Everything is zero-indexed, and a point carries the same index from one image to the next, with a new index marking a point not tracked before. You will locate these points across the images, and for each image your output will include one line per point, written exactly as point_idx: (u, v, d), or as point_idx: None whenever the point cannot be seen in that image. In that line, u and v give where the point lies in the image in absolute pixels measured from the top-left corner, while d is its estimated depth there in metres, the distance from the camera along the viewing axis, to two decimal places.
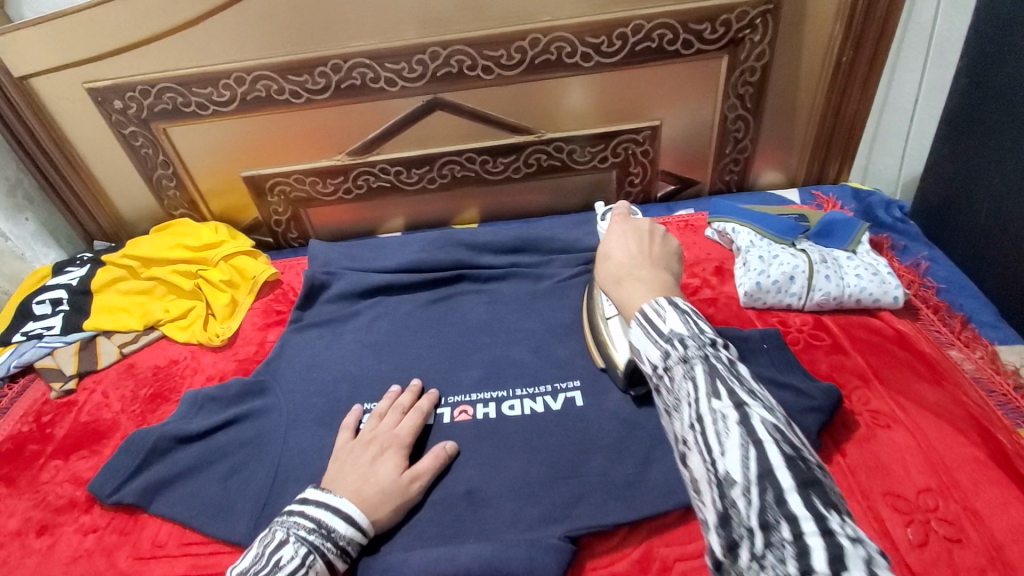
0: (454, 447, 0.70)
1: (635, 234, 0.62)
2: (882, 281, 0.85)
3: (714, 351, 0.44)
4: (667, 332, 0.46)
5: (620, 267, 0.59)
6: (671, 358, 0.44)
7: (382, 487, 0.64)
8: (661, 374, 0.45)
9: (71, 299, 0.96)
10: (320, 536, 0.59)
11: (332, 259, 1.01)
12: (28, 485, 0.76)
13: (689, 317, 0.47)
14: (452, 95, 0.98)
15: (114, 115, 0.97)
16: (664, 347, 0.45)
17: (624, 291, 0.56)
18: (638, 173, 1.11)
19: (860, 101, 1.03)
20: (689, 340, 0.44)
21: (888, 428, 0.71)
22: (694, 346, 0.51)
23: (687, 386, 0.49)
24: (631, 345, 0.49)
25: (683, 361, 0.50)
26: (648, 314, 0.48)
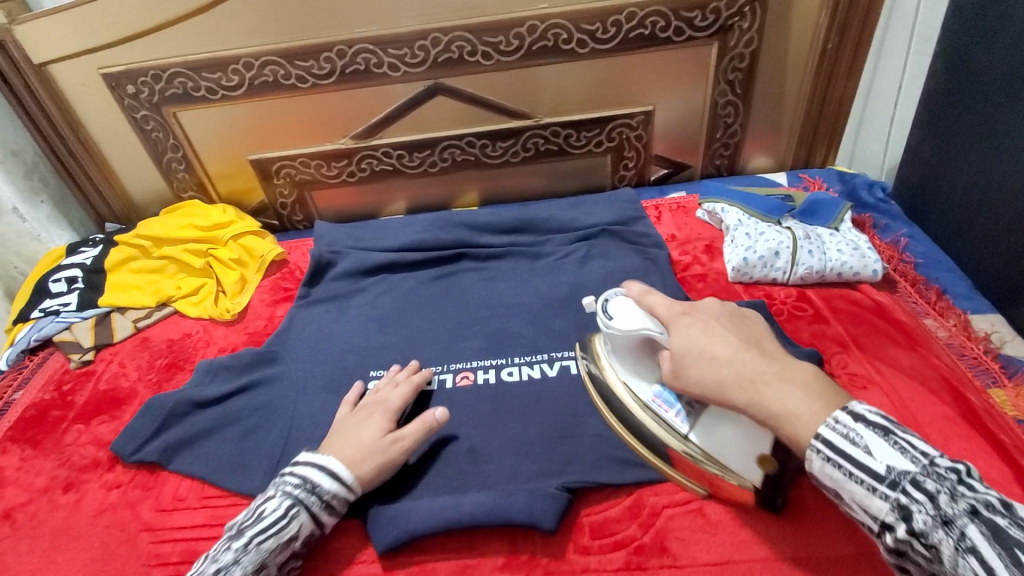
0: (444, 412, 0.69)
1: (706, 325, 0.58)
2: (862, 255, 0.90)
3: (970, 496, 0.43)
4: (887, 473, 0.46)
5: (726, 375, 0.54)
6: (907, 510, 0.44)
7: (364, 448, 0.66)
8: (907, 537, 0.44)
9: (86, 276, 0.99)
10: (304, 491, 0.62)
11: (338, 239, 1.05)
12: (54, 446, 0.80)
13: (892, 437, 0.47)
14: (453, 80, 1.02)
15: (127, 100, 1.01)
16: (889, 499, 0.45)
17: (777, 402, 0.51)
18: (632, 157, 1.15)
19: (844, 87, 1.07)
20: (936, 491, 0.44)
21: (865, 389, 0.76)
22: (852, 411, 0.49)
23: (861, 457, 0.47)
24: (828, 485, 0.49)
25: (845, 426, 0.48)
26: (833, 438, 0.48)
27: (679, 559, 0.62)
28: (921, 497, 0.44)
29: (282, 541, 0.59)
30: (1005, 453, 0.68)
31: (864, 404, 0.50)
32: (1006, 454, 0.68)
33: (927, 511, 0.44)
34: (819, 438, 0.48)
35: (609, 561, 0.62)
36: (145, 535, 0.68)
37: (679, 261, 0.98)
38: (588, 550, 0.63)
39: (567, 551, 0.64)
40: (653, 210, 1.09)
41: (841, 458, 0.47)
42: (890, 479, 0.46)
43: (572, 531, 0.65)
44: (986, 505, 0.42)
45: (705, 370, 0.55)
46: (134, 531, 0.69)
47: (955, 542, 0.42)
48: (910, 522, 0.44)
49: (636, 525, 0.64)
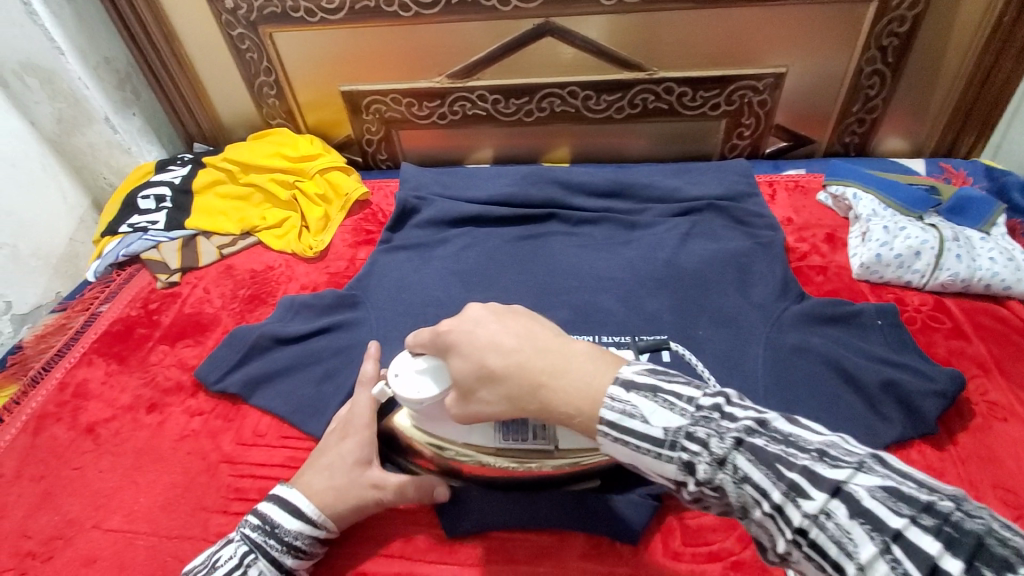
0: (443, 489, 0.61)
1: (484, 341, 0.47)
2: (1020, 268, 0.78)
3: (729, 428, 0.39)
4: (663, 436, 0.40)
5: (502, 398, 0.46)
6: (690, 464, 0.39)
7: (339, 485, 0.60)
8: (697, 489, 0.40)
9: (174, 196, 0.99)
10: (262, 534, 0.58)
11: (423, 185, 1.00)
12: (138, 364, 0.81)
13: (659, 395, 0.41)
14: (566, 21, 0.92)
15: (224, 16, 0.97)
16: (679, 457, 0.40)
17: (569, 405, 0.43)
18: (749, 125, 1.03)
19: (1017, 66, 0.91)
20: (708, 434, 0.39)
21: (1008, 422, 0.66)
22: (620, 380, 0.42)
23: (638, 427, 0.41)
24: (623, 459, 0.43)
25: (619, 401, 0.42)
26: (613, 420, 0.41)
27: None
28: (697, 448, 0.39)
29: None
30: None
31: (634, 364, 0.44)
32: None
33: (704, 458, 0.39)
34: (601, 421, 0.42)
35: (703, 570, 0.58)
36: (225, 466, 0.69)
37: (794, 248, 0.88)
38: (679, 556, 0.59)
39: (654, 554, 0.60)
40: (767, 187, 0.99)
41: (623, 433, 0.41)
42: (668, 440, 0.40)
43: (659, 533, 0.61)
44: (746, 430, 0.39)
45: (484, 395, 0.48)
46: (214, 461, 0.70)
47: (732, 477, 0.38)
48: (694, 474, 0.39)
49: (734, 538, 0.60)
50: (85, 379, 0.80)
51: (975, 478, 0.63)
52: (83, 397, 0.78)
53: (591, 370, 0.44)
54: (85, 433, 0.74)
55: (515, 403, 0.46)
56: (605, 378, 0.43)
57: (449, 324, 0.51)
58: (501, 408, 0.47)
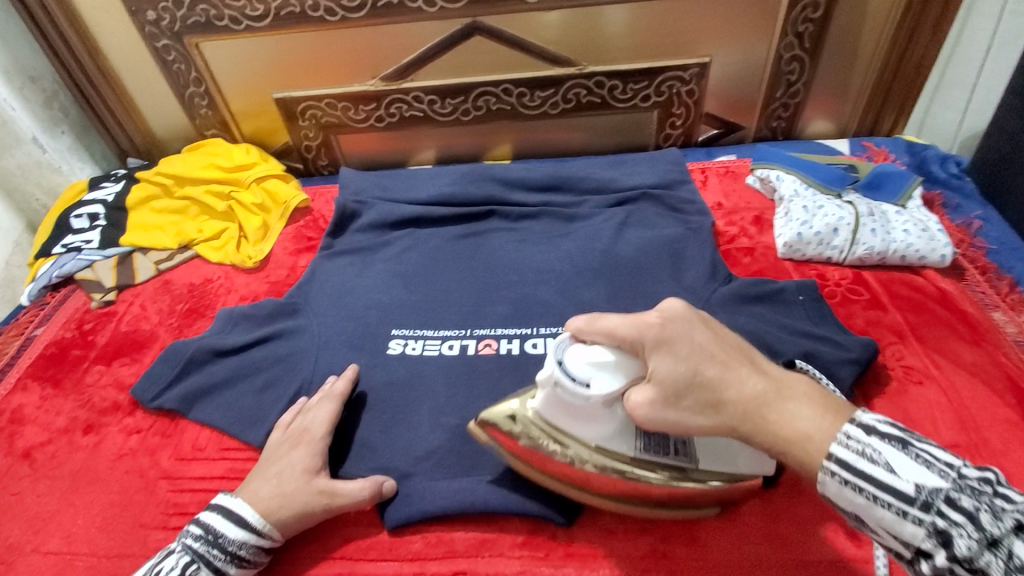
0: (392, 486, 0.64)
1: (698, 348, 0.46)
2: (931, 238, 0.82)
3: (992, 508, 0.38)
4: (916, 495, 0.40)
5: (706, 409, 0.46)
6: (945, 534, 0.38)
7: (287, 492, 0.61)
8: (945, 564, 0.38)
9: (108, 214, 0.97)
10: (205, 544, 0.58)
11: (363, 188, 1.00)
12: (73, 386, 0.80)
13: (912, 450, 0.41)
14: (493, 20, 0.94)
15: (147, 27, 0.95)
16: (926, 521, 0.39)
17: (783, 425, 0.44)
18: (680, 114, 1.06)
19: (928, 46, 0.95)
20: (958, 504, 0.38)
21: (921, 384, 0.70)
22: (861, 423, 0.43)
23: (882, 477, 0.41)
24: (846, 509, 0.42)
25: (858, 442, 0.42)
26: (849, 460, 0.42)
27: (707, 550, 0.59)
28: (959, 519, 0.38)
29: None
30: None
31: (869, 412, 0.44)
32: None
33: (965, 533, 0.37)
34: (832, 458, 0.42)
35: (635, 546, 0.60)
36: (164, 483, 0.69)
37: (724, 232, 0.91)
38: (613, 533, 0.61)
39: (590, 535, 0.62)
40: (699, 174, 1.02)
41: (860, 479, 0.41)
42: (920, 500, 0.39)
43: (595, 513, 0.63)
44: None
45: (684, 395, 0.46)
46: (153, 477, 0.69)
47: (1003, 562, 0.36)
48: (948, 547, 0.38)
49: None
50: (19, 405, 0.79)
51: None
52: (17, 424, 0.77)
53: (825, 407, 0.45)
54: (19, 458, 0.73)
55: (738, 416, 0.45)
56: (838, 418, 0.44)
57: (659, 317, 0.48)
58: (702, 421, 0.46)
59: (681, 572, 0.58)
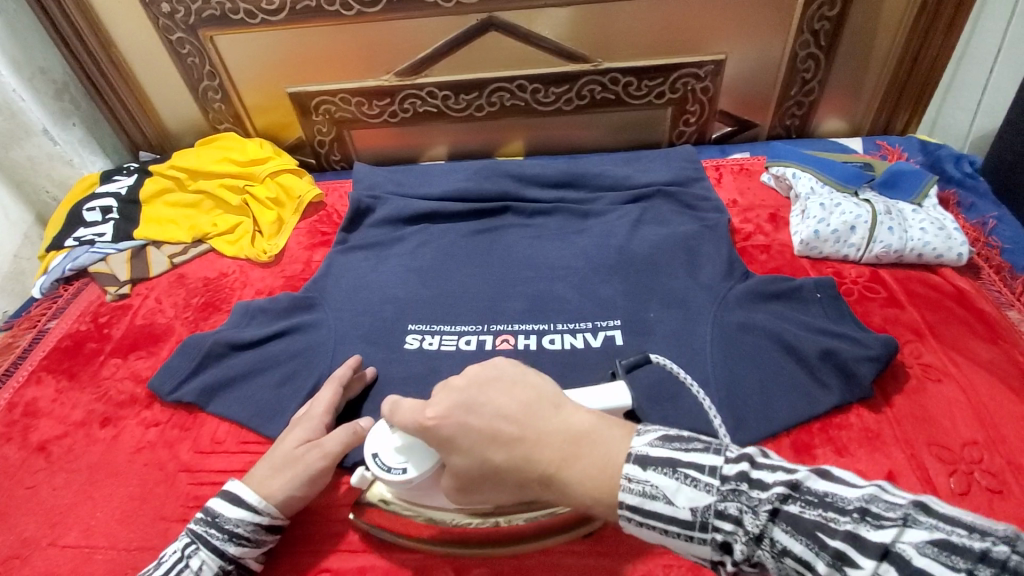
0: (370, 422, 0.64)
1: (481, 429, 0.44)
2: (947, 236, 0.82)
3: (746, 510, 0.38)
4: (693, 517, 0.39)
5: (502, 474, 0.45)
6: (726, 544, 0.39)
7: (283, 463, 0.62)
8: (737, 564, 0.40)
9: (121, 207, 0.97)
10: (203, 524, 0.58)
11: (377, 184, 1.00)
12: (90, 379, 0.80)
13: (679, 470, 0.40)
14: (509, 15, 0.94)
15: (162, 20, 0.95)
16: (709, 536, 0.39)
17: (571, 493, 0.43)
18: (694, 111, 1.06)
19: (944, 44, 0.95)
20: (728, 510, 0.38)
21: (939, 381, 0.70)
22: (635, 457, 0.41)
23: (665, 509, 0.40)
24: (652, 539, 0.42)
25: (636, 480, 0.41)
26: (635, 503, 0.40)
27: None
28: (731, 527, 0.38)
29: None
30: None
31: (642, 433, 0.43)
32: None
33: (740, 537, 0.38)
34: (621, 505, 0.41)
35: None
36: (183, 476, 0.69)
37: (739, 229, 0.91)
38: None
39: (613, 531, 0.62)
40: (714, 171, 1.02)
41: (650, 517, 0.40)
42: (699, 521, 0.39)
43: None
44: (779, 499, 0.37)
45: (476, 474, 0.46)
46: (172, 470, 0.69)
47: (772, 552, 0.37)
48: (732, 553, 0.39)
49: None
50: (34, 398, 0.78)
51: (910, 436, 0.66)
52: (33, 417, 0.76)
53: (600, 440, 0.43)
54: (36, 451, 0.73)
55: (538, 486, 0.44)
56: (577, 454, 0.43)
57: (436, 414, 0.46)
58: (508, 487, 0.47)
59: (705, 567, 0.58)
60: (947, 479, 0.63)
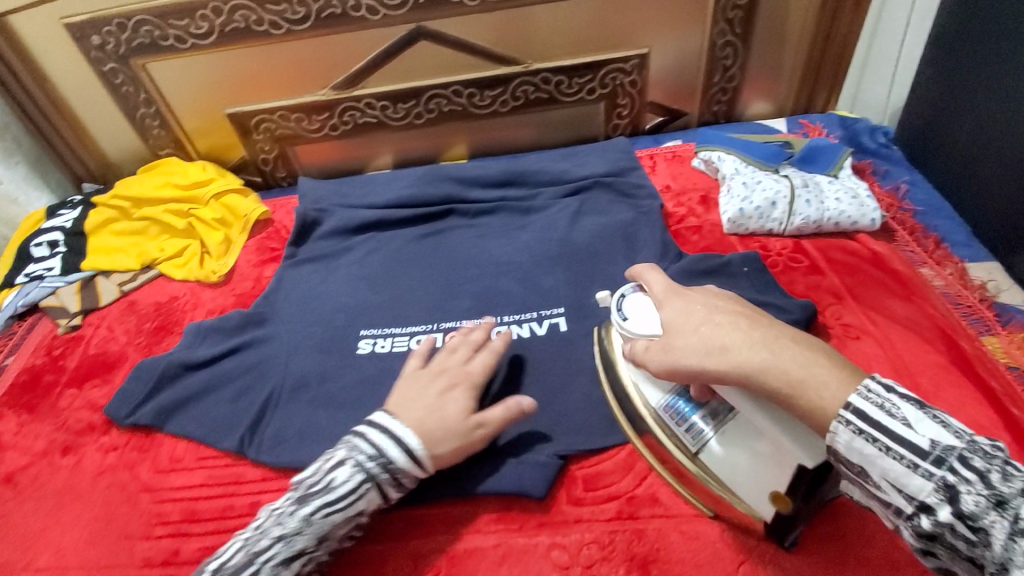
0: (530, 403, 0.65)
1: (685, 317, 0.52)
2: (861, 204, 0.87)
3: (1012, 483, 0.37)
4: (931, 450, 0.39)
5: (788, 354, 0.45)
6: (953, 490, 0.38)
7: (444, 425, 0.62)
8: (945, 521, 0.38)
9: (68, 240, 0.97)
10: (376, 465, 0.59)
11: (323, 197, 1.02)
12: (48, 410, 0.80)
13: (928, 410, 0.41)
14: (436, 24, 0.96)
15: (93, 52, 0.96)
16: (939, 479, 0.39)
17: (798, 368, 0.44)
18: (625, 104, 1.10)
19: (850, 24, 1.01)
20: (982, 470, 0.38)
21: (859, 339, 0.75)
22: (883, 381, 0.43)
23: (901, 431, 0.41)
24: (856, 461, 0.42)
25: (880, 396, 0.42)
26: (870, 411, 0.41)
27: (670, 508, 0.63)
28: (969, 476, 0.38)
29: (347, 517, 0.58)
30: (995, 400, 0.68)
31: None
32: (995, 400, 0.68)
33: (973, 491, 0.37)
34: (850, 407, 0.42)
35: (602, 511, 0.64)
36: (145, 495, 0.70)
37: (673, 213, 0.96)
38: (582, 502, 0.65)
39: (562, 507, 0.65)
40: (647, 160, 1.06)
41: (875, 431, 0.41)
42: (934, 456, 0.39)
43: (565, 485, 0.66)
44: None
45: (712, 333, 0.49)
46: (134, 490, 0.70)
47: (1007, 525, 0.36)
48: (954, 503, 0.38)
49: (630, 476, 0.66)
50: None
51: None
52: None
53: (842, 372, 0.44)
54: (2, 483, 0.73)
55: (750, 347, 0.46)
56: (854, 376, 0.44)
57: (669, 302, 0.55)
58: (704, 346, 0.48)
59: (647, 531, 0.62)
60: None
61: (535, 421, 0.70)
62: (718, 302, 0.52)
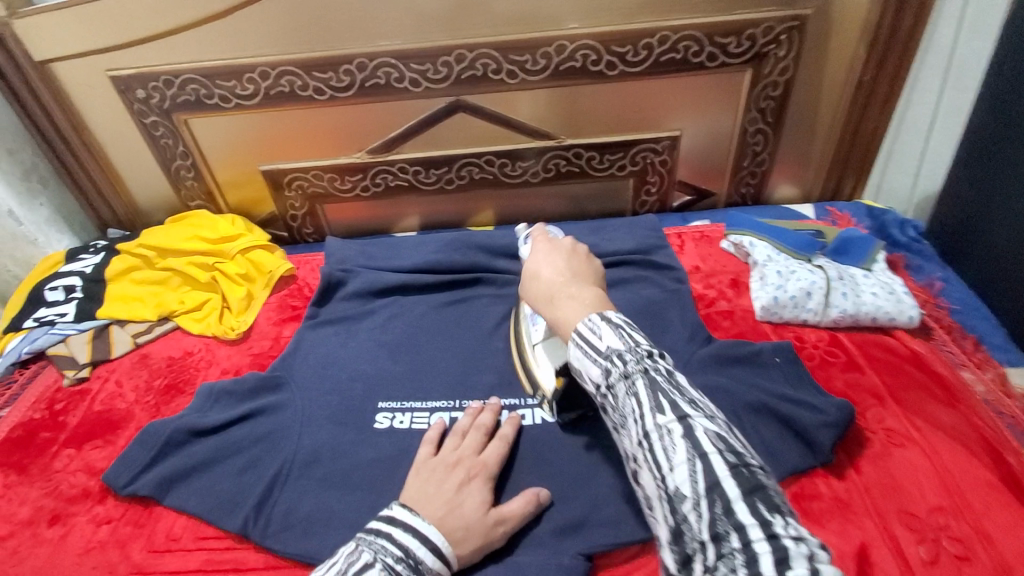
0: (547, 496, 0.66)
1: (548, 258, 0.72)
2: (898, 300, 0.86)
3: (650, 362, 0.51)
4: (606, 351, 0.53)
5: (568, 299, 0.63)
6: (609, 372, 0.52)
7: (467, 523, 0.59)
8: (605, 393, 0.53)
9: (86, 286, 0.96)
10: (406, 568, 0.54)
11: (348, 257, 1.01)
12: (42, 471, 0.76)
13: (621, 332, 0.54)
14: (476, 98, 0.98)
15: (136, 105, 0.97)
16: (604, 365, 0.53)
17: (559, 306, 0.63)
18: (655, 182, 1.11)
19: (878, 119, 1.03)
20: (626, 355, 0.52)
21: (903, 447, 0.71)
22: (600, 316, 0.57)
23: (593, 342, 0.54)
24: (576, 365, 0.56)
25: (594, 323, 0.56)
26: (583, 332, 0.56)
27: None
28: (618, 364, 0.51)
29: None
30: None
31: (609, 314, 0.57)
32: None
33: (618, 371, 0.51)
34: (575, 331, 0.57)
35: None
36: None
37: (703, 295, 0.94)
38: None
39: None
40: (676, 239, 1.05)
41: (583, 344, 0.55)
42: (607, 354, 0.53)
43: None
44: (670, 386, 0.49)
45: (553, 262, 0.70)
46: (123, 572, 0.65)
47: (628, 390, 0.50)
48: (608, 380, 0.52)
49: None
50: None
51: (880, 505, 0.67)
52: None
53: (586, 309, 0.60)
54: None
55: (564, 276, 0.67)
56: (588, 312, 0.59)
57: (551, 245, 0.74)
58: (541, 287, 0.67)
59: None
60: (916, 548, 0.63)
61: (562, 512, 0.66)
62: (567, 261, 0.70)
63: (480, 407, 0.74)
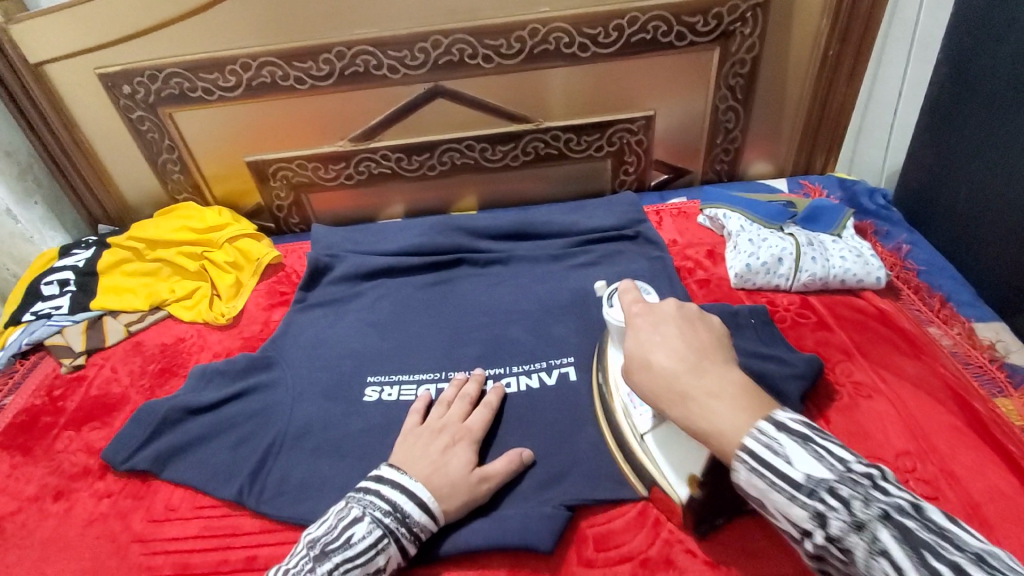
0: (530, 456, 0.68)
1: (662, 305, 0.57)
2: (866, 263, 0.89)
3: (880, 497, 0.42)
4: (805, 482, 0.44)
5: (667, 355, 0.52)
6: (824, 517, 0.43)
7: (452, 479, 0.62)
8: (823, 543, 0.43)
9: (78, 279, 0.98)
10: (394, 520, 0.58)
11: (335, 243, 1.04)
12: (43, 453, 0.78)
13: (811, 445, 0.45)
14: (454, 83, 1.01)
15: (123, 100, 0.99)
16: (813, 507, 0.43)
17: (647, 348, 0.54)
18: (632, 162, 1.14)
19: (845, 92, 1.06)
20: (842, 493, 0.42)
21: (870, 398, 0.74)
22: (774, 420, 0.47)
23: (781, 466, 0.45)
24: (754, 493, 0.46)
25: (768, 435, 0.46)
26: (755, 449, 0.46)
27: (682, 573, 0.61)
28: (836, 504, 0.42)
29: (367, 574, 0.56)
30: (1015, 464, 0.67)
31: (788, 411, 0.48)
32: (1015, 464, 0.67)
33: (841, 516, 0.42)
34: (744, 448, 0.46)
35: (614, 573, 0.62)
36: (136, 546, 0.67)
37: (680, 267, 0.97)
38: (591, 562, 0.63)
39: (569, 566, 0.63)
40: (654, 215, 1.09)
41: (763, 467, 0.45)
42: (809, 488, 0.44)
43: (573, 544, 0.64)
44: (895, 507, 0.41)
45: (661, 308, 0.57)
46: (125, 541, 0.68)
47: (867, 544, 0.41)
48: (825, 528, 0.43)
49: (643, 536, 0.64)
50: None
51: None
52: None
53: (682, 363, 0.52)
54: None
55: (669, 331, 0.54)
56: (695, 370, 0.51)
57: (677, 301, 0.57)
58: (644, 333, 0.55)
59: None
60: None
61: (545, 469, 0.68)
62: (690, 325, 0.54)
63: (465, 378, 0.76)
